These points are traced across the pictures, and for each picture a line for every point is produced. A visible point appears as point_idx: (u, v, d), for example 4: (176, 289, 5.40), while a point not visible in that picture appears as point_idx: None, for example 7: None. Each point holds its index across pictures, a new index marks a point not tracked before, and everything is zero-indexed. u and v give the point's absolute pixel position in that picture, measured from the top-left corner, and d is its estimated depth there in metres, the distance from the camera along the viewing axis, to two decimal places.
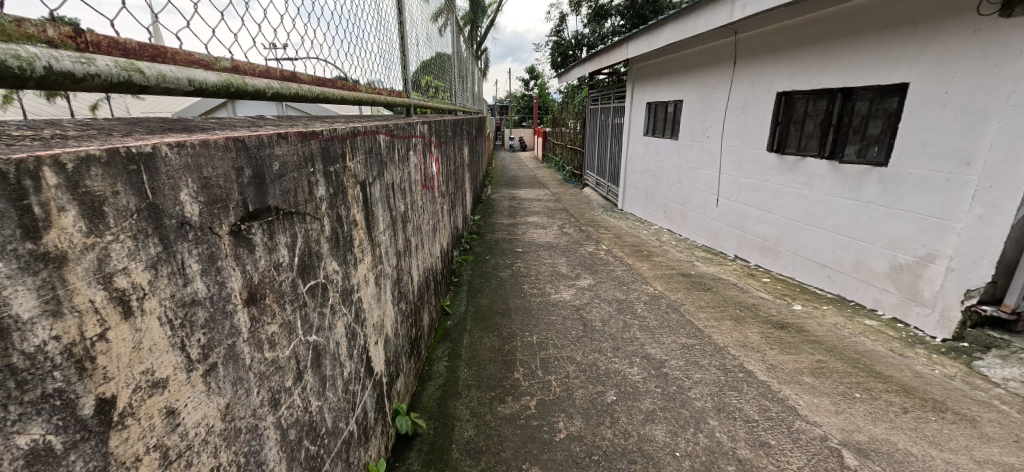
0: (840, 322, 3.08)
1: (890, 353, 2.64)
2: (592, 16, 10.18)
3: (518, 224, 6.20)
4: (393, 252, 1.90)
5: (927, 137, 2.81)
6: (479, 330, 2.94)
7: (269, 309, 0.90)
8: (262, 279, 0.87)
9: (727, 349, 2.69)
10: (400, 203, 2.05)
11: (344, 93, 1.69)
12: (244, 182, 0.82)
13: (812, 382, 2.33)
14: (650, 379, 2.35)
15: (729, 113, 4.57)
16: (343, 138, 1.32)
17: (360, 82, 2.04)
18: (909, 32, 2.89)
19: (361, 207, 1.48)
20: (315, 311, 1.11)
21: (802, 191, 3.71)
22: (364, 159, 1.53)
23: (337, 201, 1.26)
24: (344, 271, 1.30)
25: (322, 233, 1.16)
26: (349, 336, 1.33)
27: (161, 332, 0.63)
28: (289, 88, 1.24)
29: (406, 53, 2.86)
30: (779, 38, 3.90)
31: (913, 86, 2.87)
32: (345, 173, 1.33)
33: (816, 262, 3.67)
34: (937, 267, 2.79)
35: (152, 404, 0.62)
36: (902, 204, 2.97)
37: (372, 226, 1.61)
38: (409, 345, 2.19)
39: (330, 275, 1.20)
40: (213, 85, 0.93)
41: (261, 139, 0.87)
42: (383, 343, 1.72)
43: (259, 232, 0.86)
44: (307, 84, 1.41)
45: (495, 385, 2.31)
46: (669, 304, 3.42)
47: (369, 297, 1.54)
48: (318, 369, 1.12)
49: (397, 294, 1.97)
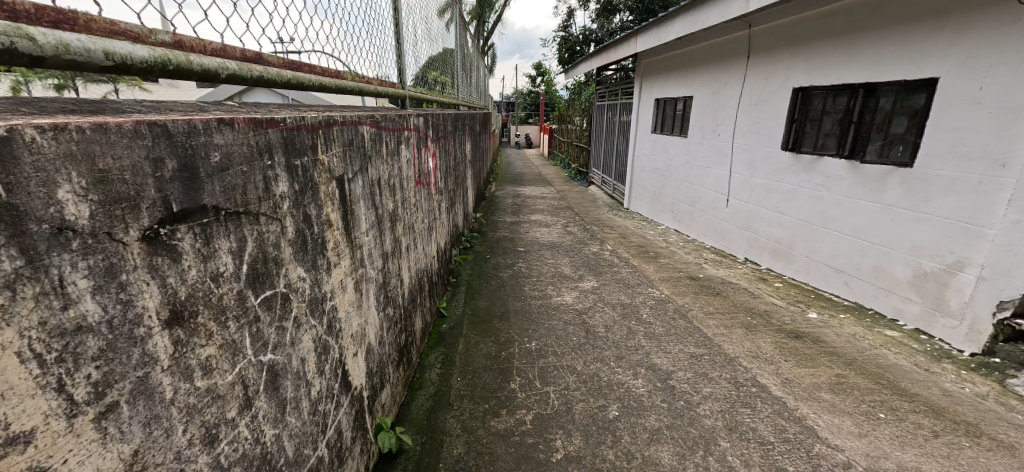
0: (860, 332, 2.90)
1: (915, 368, 2.46)
2: (601, 10, 9.89)
3: (521, 222, 6.04)
4: (379, 253, 1.77)
5: (958, 136, 2.62)
6: (476, 335, 2.79)
7: (206, 328, 0.75)
8: (193, 292, 0.72)
9: (739, 360, 2.53)
10: (388, 201, 1.91)
11: (326, 81, 1.54)
12: (166, 175, 0.68)
13: (831, 400, 2.15)
14: (655, 392, 2.19)
15: (742, 109, 4.37)
16: (315, 128, 1.17)
17: (357, 74, 1.91)
18: (938, 23, 2.71)
19: (338, 205, 1.33)
20: (271, 326, 0.96)
21: (819, 192, 3.53)
22: (342, 152, 1.38)
23: (304, 198, 1.12)
24: (313, 278, 1.17)
25: (283, 236, 1.02)
26: (319, 351, 1.20)
27: (23, 370, 0.50)
28: (250, 70, 1.09)
29: (405, 43, 2.69)
30: (796, 30, 3.71)
31: (943, 81, 2.68)
32: (316, 166, 1.18)
33: (832, 266, 3.49)
34: (966, 275, 2.61)
35: (6, 465, 0.49)
36: (927, 207, 2.79)
37: (352, 226, 1.47)
38: (398, 353, 2.05)
39: (293, 283, 1.05)
40: (142, 60, 0.79)
41: (192, 125, 0.73)
42: (364, 353, 1.57)
43: (190, 238, 0.71)
44: (277, 66, 1.26)
45: (489, 396, 2.17)
46: (676, 309, 3.25)
47: (346, 306, 1.40)
48: (276, 392, 0.97)
49: (383, 299, 1.83)
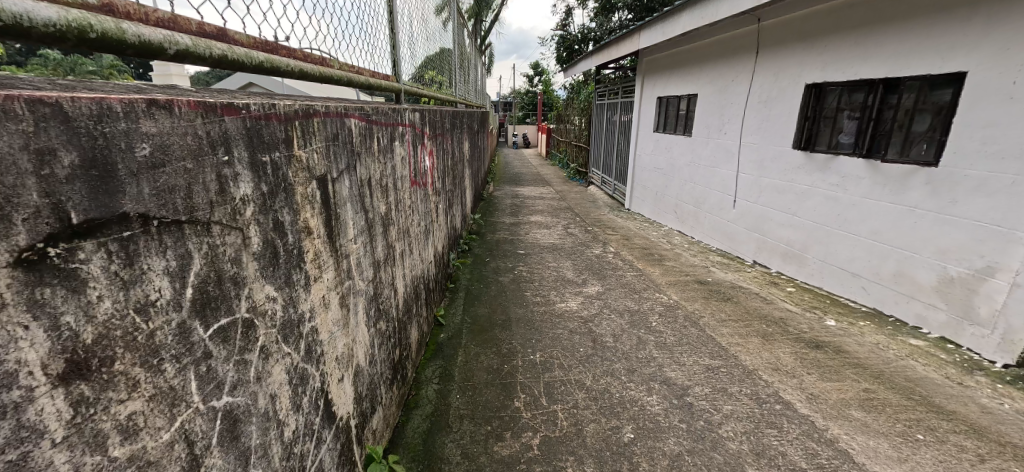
0: (883, 341, 2.73)
1: (948, 382, 2.29)
2: (600, 9, 9.69)
3: (521, 224, 5.85)
4: (369, 261, 1.58)
5: (988, 133, 2.46)
6: (476, 346, 2.61)
7: (128, 378, 0.58)
8: (104, 331, 0.55)
9: (758, 372, 2.35)
10: (380, 204, 1.72)
11: (306, 66, 1.35)
12: (59, 175, 0.51)
13: (863, 418, 1.98)
14: (672, 411, 2.02)
15: (751, 107, 4.20)
16: (289, 119, 0.99)
17: (345, 63, 1.72)
18: (967, 14, 2.54)
19: (319, 210, 1.15)
20: (228, 362, 0.78)
21: (834, 193, 3.37)
22: (326, 148, 1.20)
23: (275, 202, 0.93)
24: (287, 297, 0.99)
25: (246, 250, 0.83)
26: (295, 382, 1.01)
27: None
28: (209, 47, 0.91)
29: (401, 34, 2.51)
30: (808, 25, 3.54)
31: (971, 76, 2.52)
32: (290, 164, 0.99)
33: (848, 270, 3.32)
34: (997, 281, 2.44)
35: None
36: (954, 208, 2.62)
37: (337, 234, 1.28)
38: (392, 370, 1.86)
39: (259, 306, 0.87)
40: (45, 23, 0.61)
41: (102, 108, 0.55)
42: (351, 376, 1.38)
43: (101, 258, 0.54)
44: (246, 46, 1.07)
45: (491, 416, 1.98)
46: (687, 316, 3.08)
47: (330, 326, 1.21)
48: (234, 443, 0.79)
49: (374, 312, 1.64)
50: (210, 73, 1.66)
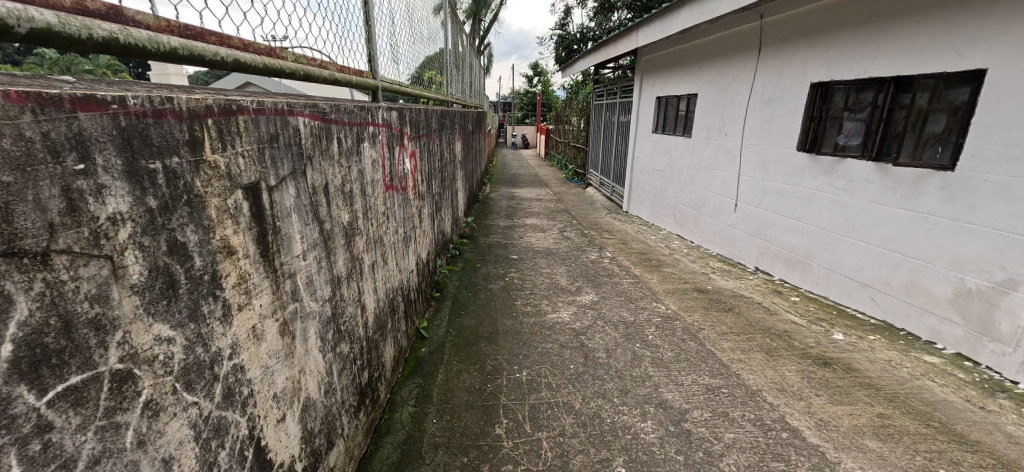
0: (895, 358, 2.54)
1: (968, 405, 2.11)
2: (599, 9, 9.50)
3: (515, 227, 5.66)
4: (326, 277, 1.40)
5: (1010, 135, 2.28)
6: (459, 362, 2.42)
7: None
8: None
9: (762, 394, 2.17)
10: (343, 212, 1.54)
11: (244, 56, 1.17)
12: None
13: (878, 450, 1.80)
14: (668, 440, 1.84)
15: (753, 107, 4.01)
16: (198, 116, 0.80)
17: (304, 54, 1.52)
18: (986, 8, 2.36)
19: (249, 224, 0.96)
20: (85, 430, 0.62)
21: (842, 197, 3.18)
22: (260, 150, 1.01)
23: (175, 218, 0.75)
24: (194, 335, 0.81)
25: (121, 283, 0.66)
26: (204, 437, 0.84)
27: None
28: (88, 29, 0.74)
29: (379, 27, 2.32)
30: (814, 21, 3.36)
31: (992, 74, 2.34)
32: (201, 170, 0.81)
33: (856, 280, 3.13)
34: (1018, 295, 2.26)
35: None
36: (972, 216, 2.44)
37: (278, 250, 1.10)
38: (358, 395, 1.68)
39: (143, 353, 0.70)
40: None
41: None
42: (297, 412, 1.20)
43: None
44: (155, 30, 0.90)
45: (469, 445, 1.80)
46: (685, 328, 2.89)
47: (264, 360, 1.03)
48: None
49: (333, 333, 1.45)
50: (206, 77, 1.33)
